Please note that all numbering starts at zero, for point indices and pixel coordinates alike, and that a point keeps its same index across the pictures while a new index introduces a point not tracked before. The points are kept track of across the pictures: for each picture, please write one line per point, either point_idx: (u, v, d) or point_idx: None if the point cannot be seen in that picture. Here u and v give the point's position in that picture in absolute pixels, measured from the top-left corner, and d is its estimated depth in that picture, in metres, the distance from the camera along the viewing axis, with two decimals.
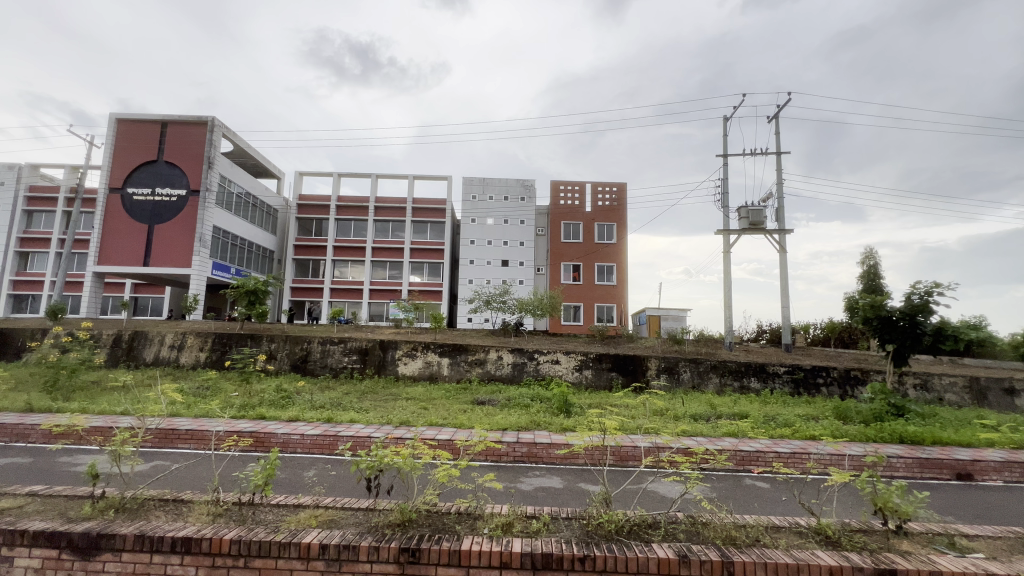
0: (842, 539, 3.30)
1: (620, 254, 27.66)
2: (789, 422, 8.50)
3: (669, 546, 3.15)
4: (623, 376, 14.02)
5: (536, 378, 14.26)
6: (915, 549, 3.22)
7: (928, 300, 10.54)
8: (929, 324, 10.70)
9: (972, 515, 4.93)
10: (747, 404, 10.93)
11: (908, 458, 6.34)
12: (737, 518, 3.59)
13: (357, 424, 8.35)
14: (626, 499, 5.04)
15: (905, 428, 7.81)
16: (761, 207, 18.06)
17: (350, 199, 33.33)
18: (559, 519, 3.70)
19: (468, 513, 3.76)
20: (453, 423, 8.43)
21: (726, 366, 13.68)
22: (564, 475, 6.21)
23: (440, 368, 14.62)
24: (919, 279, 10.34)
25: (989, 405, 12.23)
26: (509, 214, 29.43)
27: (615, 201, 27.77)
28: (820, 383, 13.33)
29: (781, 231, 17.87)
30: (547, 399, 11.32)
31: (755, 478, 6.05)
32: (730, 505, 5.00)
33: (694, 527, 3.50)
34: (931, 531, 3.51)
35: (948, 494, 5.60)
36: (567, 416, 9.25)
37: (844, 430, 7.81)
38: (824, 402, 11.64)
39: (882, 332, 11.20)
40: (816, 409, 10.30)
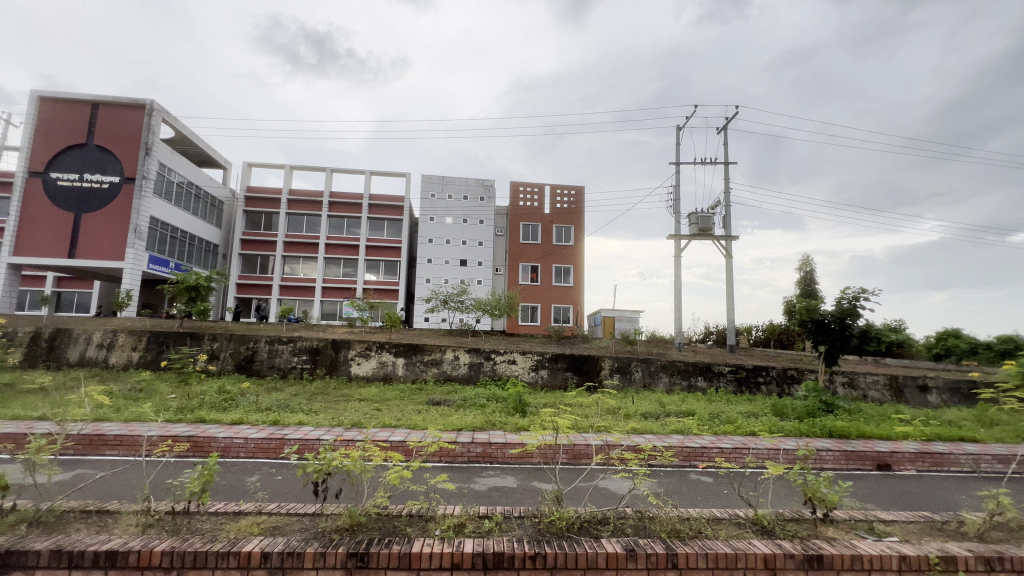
0: (776, 528, 3.51)
1: (578, 256, 28.13)
2: (732, 419, 8.96)
3: (617, 540, 3.24)
4: (577, 376, 14.28)
5: (492, 378, 14.27)
6: (839, 535, 3.48)
7: (856, 305, 11.42)
8: (856, 326, 11.57)
9: (889, 502, 5.37)
10: (694, 402, 11.40)
11: (835, 451, 6.84)
12: (682, 512, 3.74)
13: (306, 426, 8.05)
14: (577, 496, 5.15)
15: (834, 423, 8.41)
16: (709, 214, 18.93)
17: (303, 192, 32.08)
18: (511, 518, 3.72)
19: (419, 515, 3.70)
20: (407, 424, 8.28)
21: (676, 365, 14.25)
22: (517, 474, 6.26)
23: (395, 368, 14.34)
24: (848, 284, 11.18)
25: (906, 401, 13.38)
26: (468, 214, 29.30)
27: (573, 204, 28.25)
28: (761, 382, 14.11)
29: (727, 238, 18.80)
30: (502, 399, 11.34)
31: (700, 473, 6.33)
32: (675, 499, 5.20)
33: (641, 522, 3.61)
34: (854, 518, 3.80)
35: (869, 483, 6.09)
36: (522, 415, 9.33)
37: (781, 426, 8.30)
38: (763, 400, 12.32)
39: (816, 334, 11.99)
40: (756, 407, 10.89)
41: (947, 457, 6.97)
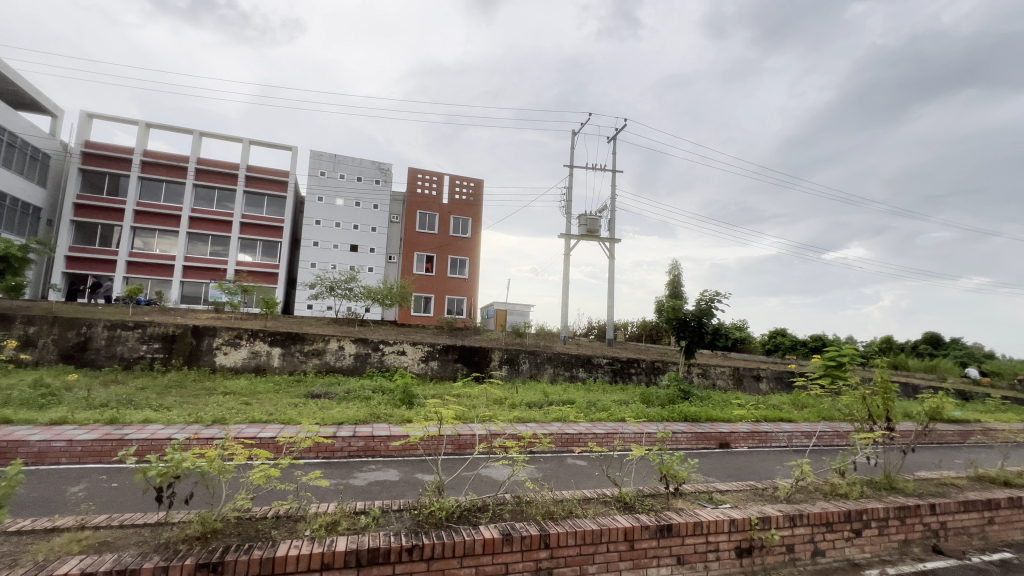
0: (636, 504, 3.90)
1: (474, 248, 28.23)
2: (606, 407, 9.76)
3: (494, 526, 3.33)
4: (466, 367, 14.38)
5: (379, 369, 13.75)
6: (685, 505, 3.97)
7: (710, 306, 13.14)
8: (710, 325, 13.27)
9: (724, 475, 6.29)
10: (574, 392, 12.18)
11: (688, 433, 7.81)
12: (556, 495, 3.97)
13: (153, 424, 6.99)
14: (458, 485, 5.21)
15: (689, 409, 9.58)
16: (597, 217, 20.26)
17: (161, 155, 27.65)
18: (389, 512, 3.63)
19: (287, 516, 3.43)
20: (280, 419, 7.60)
21: (560, 358, 15.06)
22: (401, 467, 6.13)
23: (270, 359, 13.10)
24: (706, 288, 12.83)
25: (744, 388, 15.76)
26: (361, 196, 27.75)
27: (472, 196, 28.25)
28: (632, 372, 15.54)
29: (611, 240, 20.30)
30: (389, 390, 11.00)
31: (575, 457, 6.80)
32: (551, 483, 5.52)
33: (519, 506, 3.76)
34: (698, 490, 4.37)
35: (712, 459, 7.06)
36: (409, 407, 9.15)
37: (647, 412, 9.21)
38: (633, 389, 13.61)
39: (679, 330, 13.52)
40: (627, 395, 11.97)
41: (770, 435, 8.35)
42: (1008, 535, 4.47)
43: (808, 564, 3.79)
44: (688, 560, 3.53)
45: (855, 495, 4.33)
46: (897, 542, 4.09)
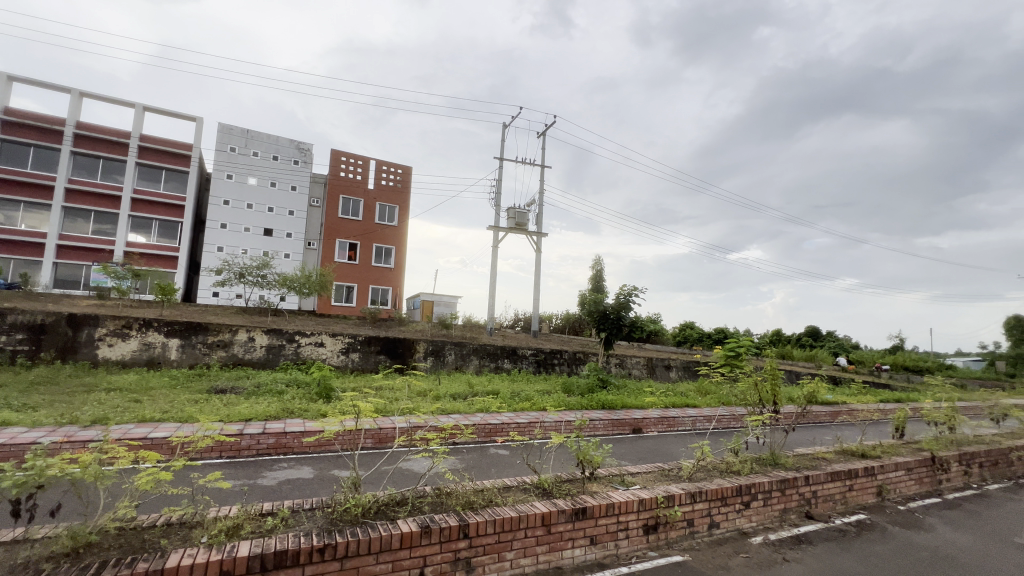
0: (553, 489, 4.04)
1: (400, 237, 27.38)
2: (529, 396, 9.99)
3: (413, 519, 3.27)
4: (390, 359, 13.98)
5: (294, 362, 12.95)
6: (599, 488, 4.18)
7: (628, 301, 13.90)
8: (628, 318, 14.02)
9: (636, 458, 6.70)
10: (499, 383, 12.30)
11: (605, 421, 8.23)
12: (476, 484, 3.99)
13: (15, 427, 6.03)
14: (377, 480, 5.07)
15: (606, 397, 10.09)
16: (525, 211, 20.52)
17: (29, 115, 23.74)
18: (300, 511, 3.43)
19: (181, 523, 3.12)
20: (176, 417, 6.89)
21: (485, 349, 15.14)
22: (315, 464, 5.82)
23: (166, 352, 11.82)
24: (625, 283, 13.54)
25: (657, 377, 16.91)
26: (276, 176, 25.79)
27: (399, 184, 27.34)
28: (555, 363, 16.02)
29: (538, 234, 20.68)
30: (305, 383, 10.42)
31: (498, 447, 6.90)
32: (472, 473, 5.54)
33: (438, 498, 3.73)
34: (612, 473, 4.61)
35: (625, 444, 7.51)
36: (326, 401, 8.73)
37: (568, 401, 9.55)
38: (555, 379, 14.06)
39: (599, 323, 14.17)
40: (550, 385, 12.35)
41: (677, 419, 9.04)
42: (863, 499, 5.22)
43: (705, 535, 4.16)
44: (600, 540, 3.72)
45: (746, 471, 4.83)
46: (778, 510, 4.61)
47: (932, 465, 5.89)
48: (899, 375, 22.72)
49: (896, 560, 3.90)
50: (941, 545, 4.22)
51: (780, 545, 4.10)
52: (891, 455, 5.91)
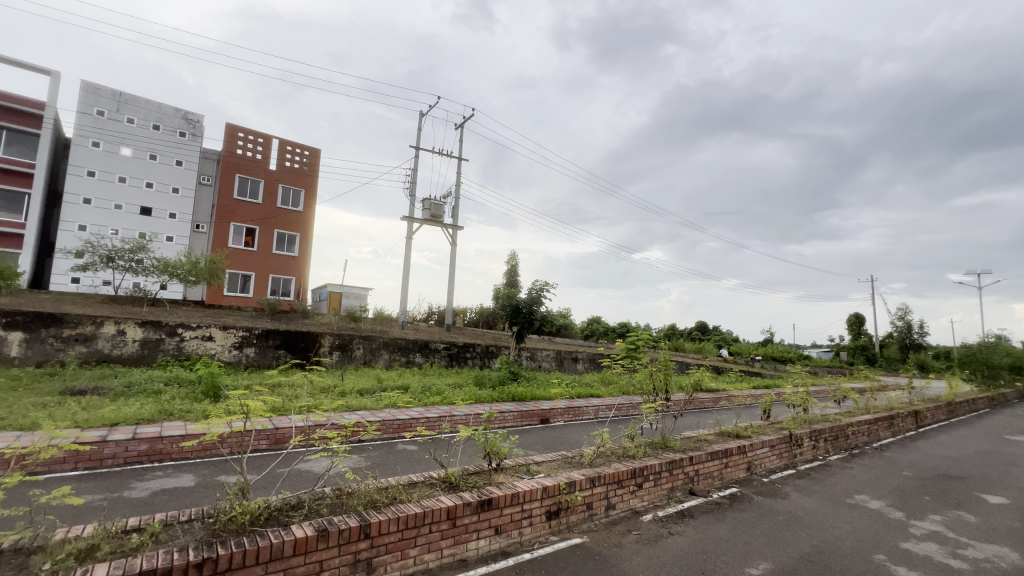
0: (460, 482, 4.04)
1: (305, 223, 25.53)
2: (440, 390, 9.91)
3: (308, 523, 3.08)
4: (291, 354, 13.03)
5: (176, 358, 11.57)
6: (505, 478, 4.27)
7: (540, 296, 14.33)
8: (539, 313, 14.42)
9: (543, 448, 6.93)
10: (409, 377, 12.08)
11: (514, 412, 8.43)
12: (379, 482, 3.86)
13: None
14: (269, 484, 4.70)
15: (517, 389, 10.34)
16: (441, 202, 20.21)
17: None
18: (174, 525, 3.06)
19: (15, 551, 2.63)
20: (17, 425, 5.81)
21: (396, 343, 14.71)
22: (198, 470, 5.25)
23: (5, 347, 9.93)
24: (537, 279, 13.93)
25: (565, 369, 17.68)
26: (157, 148, 22.71)
27: (305, 166, 25.48)
28: (468, 357, 16.05)
29: (454, 227, 20.50)
30: (188, 382, 9.35)
31: (406, 442, 6.76)
32: (376, 471, 5.36)
33: (340, 499, 3.56)
34: (518, 464, 4.72)
35: (532, 434, 7.74)
36: (214, 401, 7.92)
37: (479, 394, 9.62)
38: (468, 372, 14.09)
39: (512, 317, 14.44)
40: (461, 378, 12.36)
41: (582, 409, 9.53)
42: (736, 474, 5.90)
43: (603, 516, 4.43)
44: (505, 529, 3.80)
45: (640, 455, 5.22)
46: (667, 489, 5.06)
47: (790, 441, 6.83)
48: (769, 364, 26.05)
49: (758, 525, 4.47)
50: (794, 510, 4.92)
51: (666, 520, 4.50)
52: (759, 434, 6.76)
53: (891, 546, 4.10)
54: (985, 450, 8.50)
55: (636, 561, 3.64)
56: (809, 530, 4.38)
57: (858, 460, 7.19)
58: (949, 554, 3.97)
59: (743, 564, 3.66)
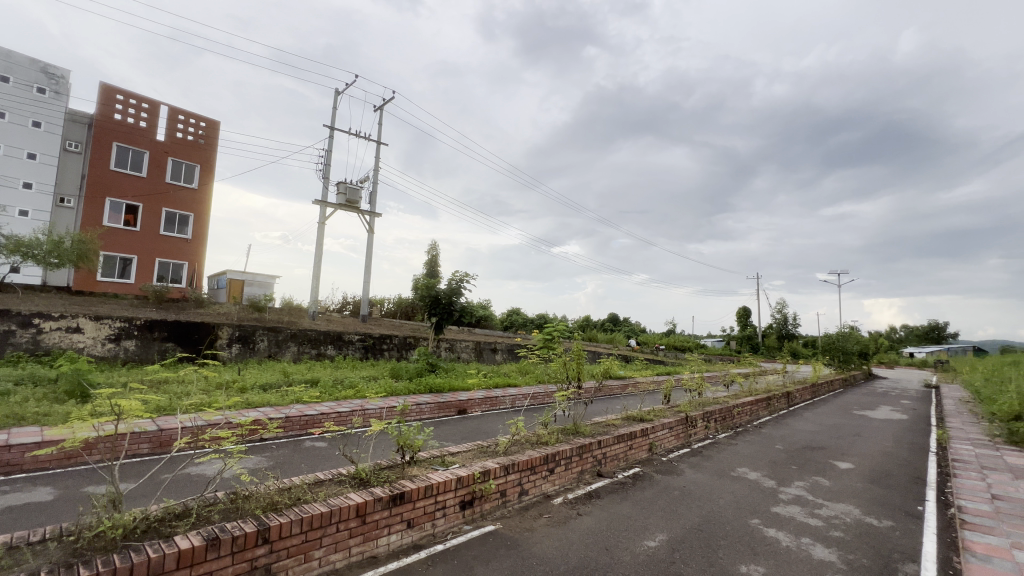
0: (371, 478, 3.90)
1: (201, 202, 22.92)
2: (353, 384, 9.51)
3: (196, 532, 2.80)
4: (182, 347, 11.73)
5: (32, 353, 9.91)
6: (419, 471, 4.20)
7: (460, 286, 14.25)
8: (458, 303, 14.33)
9: (459, 439, 6.93)
10: (320, 370, 11.44)
11: (431, 404, 8.35)
12: (281, 483, 3.61)
13: None
14: (148, 492, 4.19)
15: (434, 381, 10.22)
16: (358, 187, 19.24)
17: None
18: (23, 548, 2.62)
19: None
20: None
21: (305, 334, 13.83)
22: (58, 482, 4.54)
23: None
24: (457, 270, 13.80)
25: (484, 359, 17.84)
26: (7, 104, 19.13)
27: (201, 139, 22.90)
28: (384, 348, 15.54)
29: (371, 214, 19.63)
30: (49, 380, 8.07)
31: (315, 439, 6.41)
32: (278, 471, 5.01)
33: (234, 503, 3.27)
34: (432, 456, 4.66)
35: (448, 425, 7.71)
36: (81, 402, 6.90)
37: (395, 387, 9.37)
38: (384, 364, 13.65)
39: (431, 307, 14.21)
40: (377, 371, 11.96)
41: (499, 399, 9.68)
42: (639, 455, 6.34)
43: (515, 503, 4.53)
44: (417, 522, 3.74)
45: (552, 441, 5.42)
46: (576, 473, 5.29)
47: (686, 423, 7.49)
48: (671, 353, 28.34)
49: (657, 501, 4.85)
50: (687, 485, 5.41)
51: (575, 502, 4.72)
52: (660, 417, 7.33)
53: (765, 511, 4.66)
54: (839, 423, 10.00)
55: (546, 543, 3.77)
56: (699, 502, 4.84)
57: (742, 437, 8.07)
58: (809, 514, 4.60)
59: (642, 537, 3.95)
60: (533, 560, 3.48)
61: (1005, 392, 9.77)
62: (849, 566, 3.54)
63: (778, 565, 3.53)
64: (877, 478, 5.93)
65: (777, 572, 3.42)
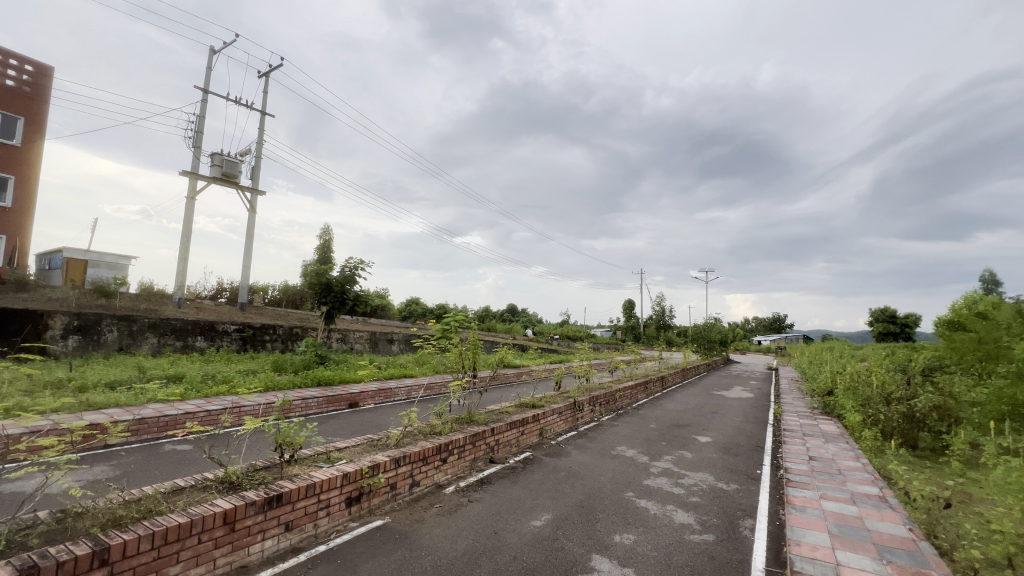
0: (243, 481, 3.54)
1: (26, 163, 18.81)
2: (227, 378, 8.59)
3: (4, 563, 2.30)
4: None
5: None
6: (300, 470, 3.92)
7: (353, 274, 13.53)
8: (351, 292, 13.57)
9: (349, 433, 6.61)
10: (185, 365, 10.11)
11: (319, 398, 7.87)
12: (127, 495, 3.12)
13: None
14: None
15: (323, 373, 9.61)
16: (237, 160, 17.22)
17: None
18: None
19: None
20: None
21: (168, 324, 12.13)
22: None
23: None
24: (351, 257, 13.05)
25: (379, 350, 17.21)
26: None
27: (27, 87, 18.74)
28: (266, 340, 14.20)
29: (253, 190, 17.71)
30: None
31: (176, 442, 5.67)
32: (124, 482, 4.33)
33: (61, 523, 2.76)
34: (316, 453, 4.37)
35: (336, 420, 7.32)
36: None
37: (277, 380, 8.62)
38: (265, 357, 12.49)
39: (321, 295, 13.30)
40: (257, 364, 10.90)
41: (394, 391, 9.43)
42: (530, 440, 6.59)
43: (406, 495, 4.45)
44: (297, 524, 3.49)
45: (446, 431, 5.41)
46: (469, 461, 5.35)
47: (573, 407, 7.97)
48: (564, 342, 29.92)
49: (544, 482, 5.11)
50: (572, 465, 5.77)
51: (466, 490, 4.77)
52: (550, 403, 7.70)
53: (638, 484, 5.14)
54: (701, 403, 11.41)
55: (435, 533, 3.76)
56: (582, 481, 5.19)
57: (622, 419, 8.82)
58: (674, 484, 5.18)
59: (529, 518, 4.13)
60: (422, 551, 3.45)
61: (823, 372, 11.92)
62: (703, 526, 4.06)
63: (646, 532, 3.92)
64: (728, 449, 6.88)
65: (645, 538, 3.79)
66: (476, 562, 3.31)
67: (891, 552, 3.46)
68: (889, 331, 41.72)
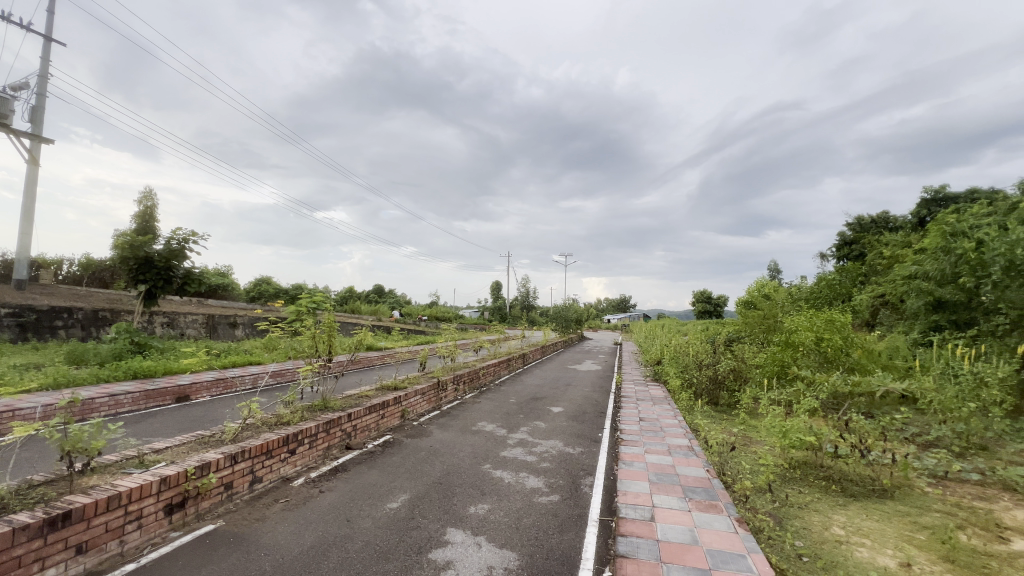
0: (10, 502, 2.81)
1: None
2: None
3: None
4: None
5: None
6: (100, 480, 3.26)
7: (183, 248, 11.56)
8: (180, 269, 11.62)
9: (173, 431, 5.74)
10: None
11: (135, 393, 6.65)
12: None
13: None
14: None
15: (140, 363, 8.13)
16: (6, 95, 13.25)
17: None
18: None
19: None
20: None
21: None
22: None
23: None
24: (178, 227, 11.09)
25: (219, 336, 15.14)
26: None
27: None
28: (58, 326, 11.45)
29: (33, 137, 13.88)
30: None
31: None
32: None
33: None
34: (123, 459, 3.68)
35: (158, 417, 6.28)
36: None
37: (73, 374, 7.05)
38: (57, 347, 10.08)
39: (137, 272, 11.10)
40: (42, 356, 8.75)
41: (235, 380, 8.39)
42: (390, 423, 6.45)
43: (245, 494, 4.02)
44: (94, 544, 2.91)
45: (295, 420, 4.99)
46: (322, 450, 5.03)
47: (437, 388, 7.99)
48: (432, 323, 29.78)
49: (403, 463, 5.06)
50: (433, 444, 5.80)
51: (317, 480, 4.49)
52: (413, 384, 7.61)
53: (496, 456, 5.40)
54: (556, 377, 12.42)
55: (277, 530, 3.47)
56: (442, 458, 5.26)
57: (484, 396, 9.13)
58: (527, 453, 5.56)
59: (385, 501, 4.05)
60: (261, 552, 3.16)
61: (654, 346, 13.90)
62: (550, 488, 4.44)
63: (499, 500, 4.14)
64: (576, 416, 7.61)
65: (497, 506, 4.00)
66: (325, 553, 3.15)
67: (693, 491, 4.19)
68: (707, 310, 49.93)
